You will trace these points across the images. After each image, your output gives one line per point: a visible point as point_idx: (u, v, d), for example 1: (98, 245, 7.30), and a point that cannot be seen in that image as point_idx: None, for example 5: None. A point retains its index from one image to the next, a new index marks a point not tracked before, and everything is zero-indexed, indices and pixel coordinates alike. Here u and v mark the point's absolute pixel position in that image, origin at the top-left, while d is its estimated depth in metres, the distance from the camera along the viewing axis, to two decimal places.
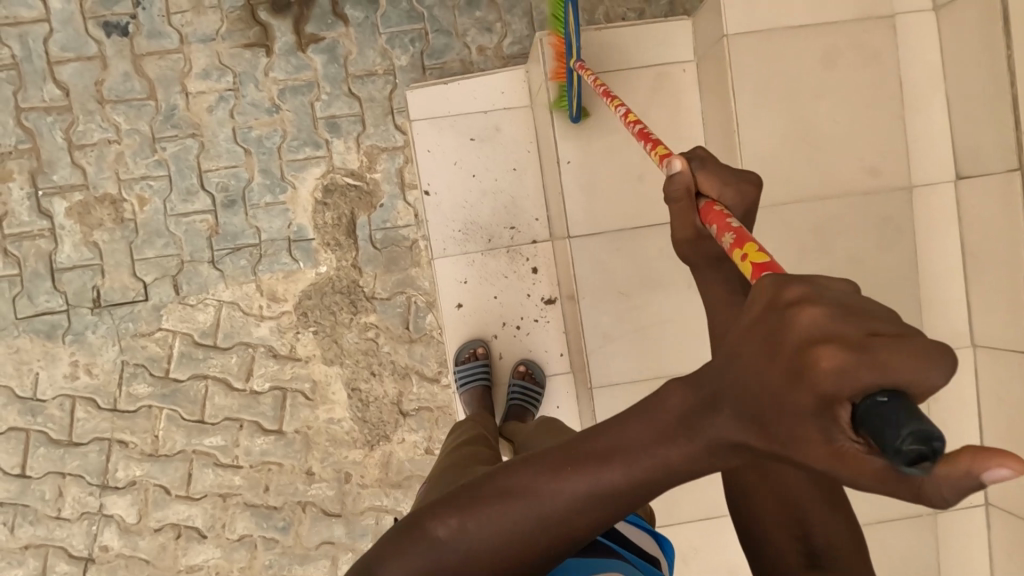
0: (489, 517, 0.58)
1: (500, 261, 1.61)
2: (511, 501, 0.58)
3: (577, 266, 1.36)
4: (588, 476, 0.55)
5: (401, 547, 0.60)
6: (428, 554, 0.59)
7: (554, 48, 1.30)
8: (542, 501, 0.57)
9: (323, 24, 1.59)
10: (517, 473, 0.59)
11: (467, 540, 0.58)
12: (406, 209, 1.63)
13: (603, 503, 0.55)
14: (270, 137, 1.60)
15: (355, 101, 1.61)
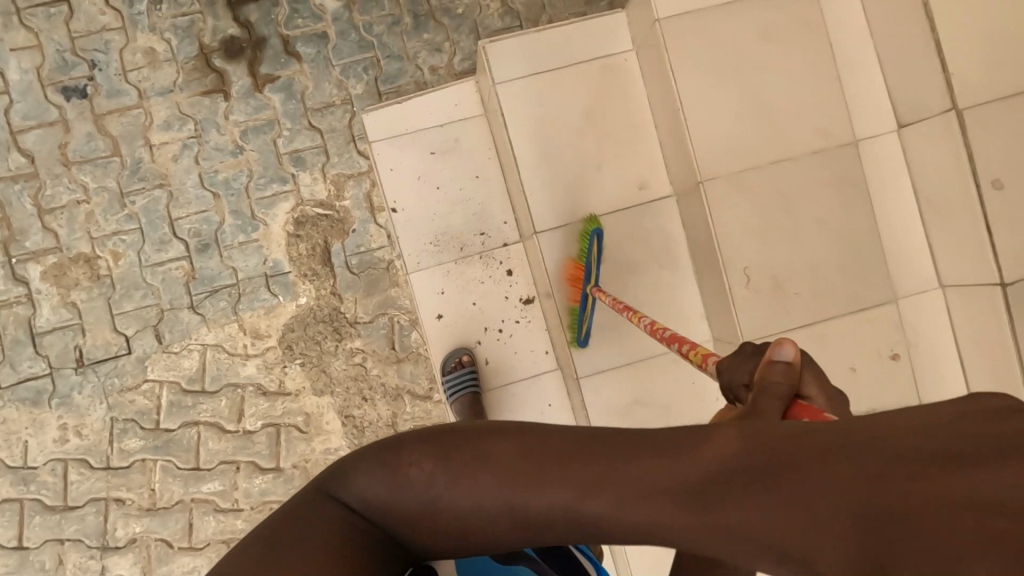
0: (464, 490, 0.69)
1: (474, 268, 1.63)
2: (509, 480, 0.69)
3: (548, 261, 1.38)
4: (601, 495, 0.66)
5: (381, 476, 0.71)
6: (412, 485, 0.71)
7: (498, 53, 1.33)
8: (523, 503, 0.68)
9: (276, 64, 1.64)
10: (534, 466, 0.69)
11: (430, 491, 0.70)
12: (378, 231, 1.66)
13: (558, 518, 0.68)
14: (236, 178, 1.63)
15: (316, 134, 1.65)
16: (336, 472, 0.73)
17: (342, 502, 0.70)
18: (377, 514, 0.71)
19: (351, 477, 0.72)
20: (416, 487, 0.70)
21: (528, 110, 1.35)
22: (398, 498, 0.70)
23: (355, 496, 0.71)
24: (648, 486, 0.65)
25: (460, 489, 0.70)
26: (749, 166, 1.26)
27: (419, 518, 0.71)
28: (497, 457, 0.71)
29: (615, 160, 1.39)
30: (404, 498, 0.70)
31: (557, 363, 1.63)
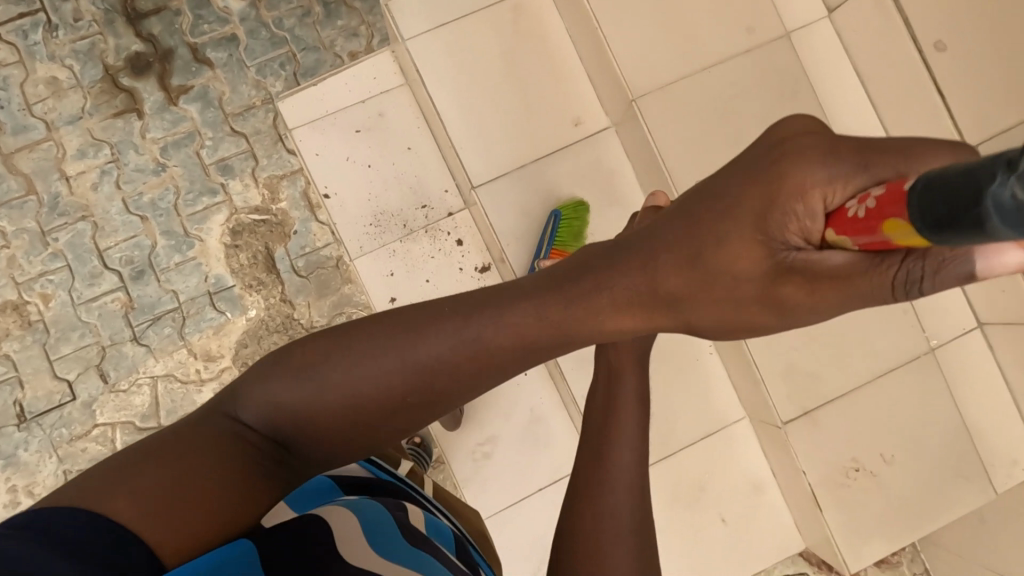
0: (366, 360, 0.69)
1: (421, 244, 1.55)
2: (402, 335, 0.71)
3: (490, 214, 1.30)
4: (481, 324, 0.72)
5: (271, 377, 0.69)
6: (307, 372, 0.69)
7: (402, 10, 1.28)
8: (429, 346, 0.71)
9: (187, 74, 1.57)
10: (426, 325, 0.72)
11: (333, 374, 0.69)
12: (321, 228, 1.57)
13: (458, 365, 0.72)
14: (163, 197, 1.54)
15: (240, 139, 1.57)
16: (232, 394, 0.70)
17: (238, 421, 0.66)
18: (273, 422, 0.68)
19: (252, 389, 0.69)
20: (319, 374, 0.68)
21: (444, 63, 1.29)
22: (306, 391, 0.68)
23: (254, 414, 0.67)
24: (543, 307, 0.74)
25: (355, 364, 0.69)
26: (680, 75, 1.24)
27: (310, 414, 0.68)
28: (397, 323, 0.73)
29: (547, 104, 1.33)
30: (308, 389, 0.68)
31: None
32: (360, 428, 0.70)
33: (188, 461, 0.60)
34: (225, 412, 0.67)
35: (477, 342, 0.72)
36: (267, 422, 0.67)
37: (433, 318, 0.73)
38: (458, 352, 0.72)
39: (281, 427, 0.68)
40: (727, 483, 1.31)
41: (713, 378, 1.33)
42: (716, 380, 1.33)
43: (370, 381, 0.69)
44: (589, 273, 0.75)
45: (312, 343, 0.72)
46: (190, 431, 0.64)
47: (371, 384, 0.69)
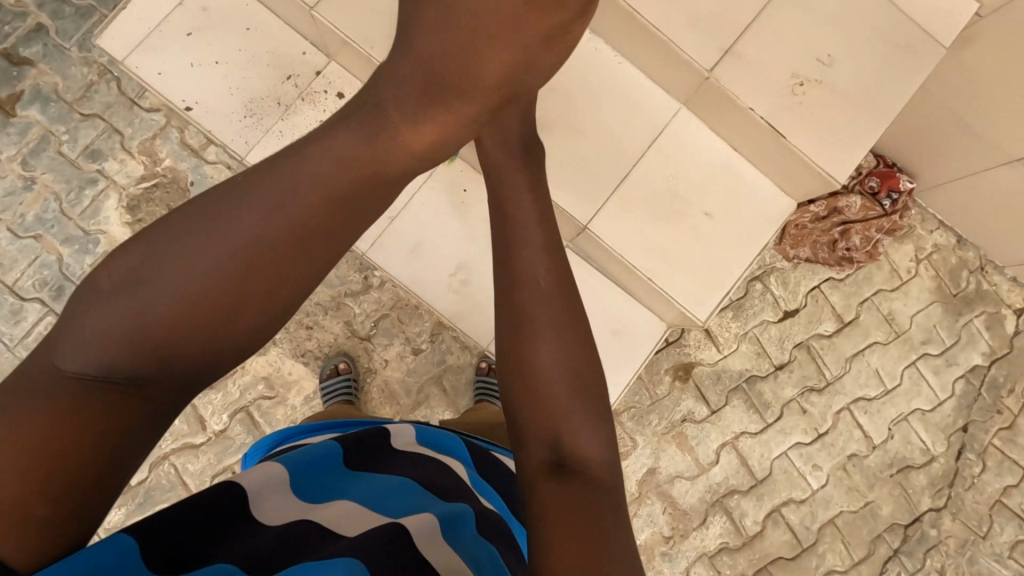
0: (178, 251, 0.56)
1: (303, 114, 1.29)
2: (198, 221, 0.57)
3: (342, 27, 1.14)
4: (279, 188, 0.58)
5: (76, 320, 0.54)
6: (113, 296, 0.55)
7: None
8: (251, 216, 0.57)
9: (11, 80, 1.47)
10: (225, 199, 0.58)
11: (134, 286, 0.55)
12: (215, 168, 1.49)
13: (301, 229, 0.58)
14: (46, 208, 1.45)
15: (95, 119, 1.48)
16: (47, 343, 0.55)
17: (73, 368, 0.52)
18: (104, 366, 0.52)
19: (57, 342, 0.54)
20: (138, 288, 0.55)
21: None
22: (124, 313, 0.54)
23: (86, 358, 0.53)
24: (341, 145, 0.60)
25: (159, 263, 0.55)
26: None
27: (137, 341, 0.53)
28: (196, 216, 0.57)
29: None
30: (129, 307, 0.54)
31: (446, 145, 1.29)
32: (195, 351, 0.56)
33: (53, 406, 0.51)
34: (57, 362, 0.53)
35: (298, 205, 0.58)
36: (94, 363, 0.52)
37: (236, 190, 0.58)
38: (278, 229, 0.57)
39: (119, 362, 0.53)
40: (698, 187, 1.15)
41: (628, 83, 1.15)
42: (632, 82, 1.15)
43: (183, 280, 0.55)
44: (382, 96, 0.62)
45: (119, 260, 0.56)
46: (30, 373, 0.53)
47: (196, 284, 0.55)
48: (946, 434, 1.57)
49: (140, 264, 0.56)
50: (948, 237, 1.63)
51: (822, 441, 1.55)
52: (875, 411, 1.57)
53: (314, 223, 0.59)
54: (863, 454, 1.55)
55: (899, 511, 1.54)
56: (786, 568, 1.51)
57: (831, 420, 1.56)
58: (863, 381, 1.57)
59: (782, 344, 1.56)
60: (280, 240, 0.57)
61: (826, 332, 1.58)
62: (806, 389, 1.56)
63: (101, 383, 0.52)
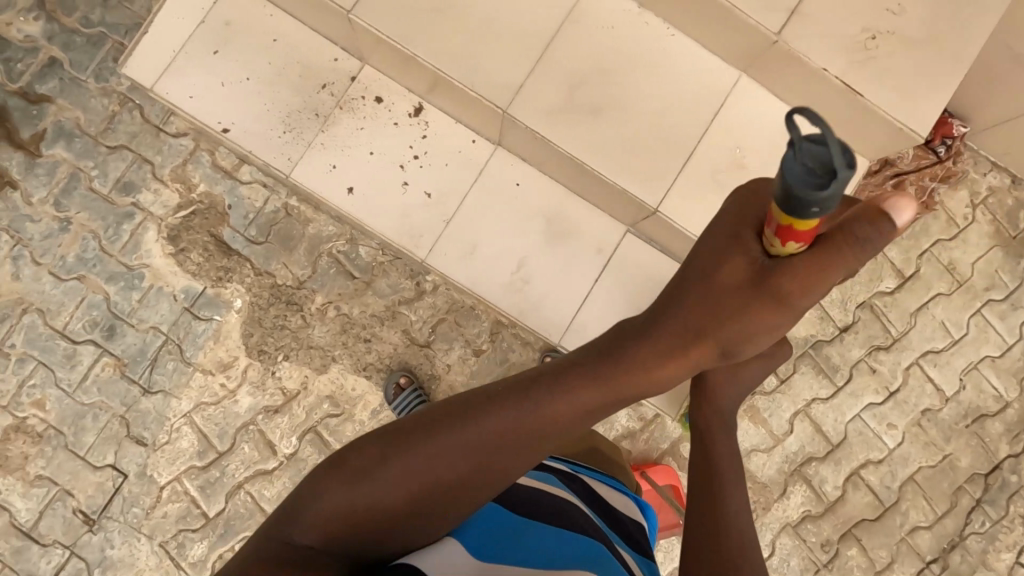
0: (428, 449, 0.63)
1: (343, 123, 1.24)
2: (452, 420, 0.64)
3: (380, 30, 1.09)
4: (537, 400, 0.65)
5: (324, 491, 0.61)
6: (359, 484, 0.61)
7: None
8: (475, 434, 0.63)
9: (33, 120, 1.43)
10: (493, 412, 0.64)
11: (376, 488, 0.61)
12: (252, 188, 1.45)
13: (515, 447, 0.65)
14: (85, 247, 1.42)
15: (123, 151, 1.44)
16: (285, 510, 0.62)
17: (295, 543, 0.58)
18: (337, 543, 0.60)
19: (300, 511, 0.61)
20: (364, 486, 0.61)
21: None
22: (361, 496, 0.61)
23: (315, 531, 0.60)
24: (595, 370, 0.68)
25: (409, 457, 0.62)
26: None
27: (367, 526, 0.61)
28: (449, 419, 0.64)
29: None
30: (354, 501, 0.61)
31: (493, 139, 1.25)
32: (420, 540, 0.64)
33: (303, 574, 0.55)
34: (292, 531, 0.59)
35: (540, 424, 0.65)
36: (321, 538, 0.59)
37: (491, 399, 0.66)
38: (523, 439, 0.65)
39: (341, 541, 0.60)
40: (765, 155, 1.10)
41: (682, 56, 1.10)
42: (686, 53, 1.10)
43: (424, 477, 0.62)
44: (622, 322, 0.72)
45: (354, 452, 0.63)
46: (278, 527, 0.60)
47: (410, 490, 0.62)
48: (1018, 378, 1.55)
49: (394, 453, 0.62)
50: (1001, 178, 1.59)
51: (894, 399, 1.53)
52: (945, 363, 1.54)
53: (513, 440, 0.64)
54: (937, 408, 1.53)
55: (978, 461, 1.53)
56: (872, 530, 1.49)
57: (901, 376, 1.53)
58: (929, 335, 1.55)
59: (844, 306, 1.54)
60: (518, 446, 0.65)
61: (888, 289, 1.55)
62: (873, 348, 1.53)
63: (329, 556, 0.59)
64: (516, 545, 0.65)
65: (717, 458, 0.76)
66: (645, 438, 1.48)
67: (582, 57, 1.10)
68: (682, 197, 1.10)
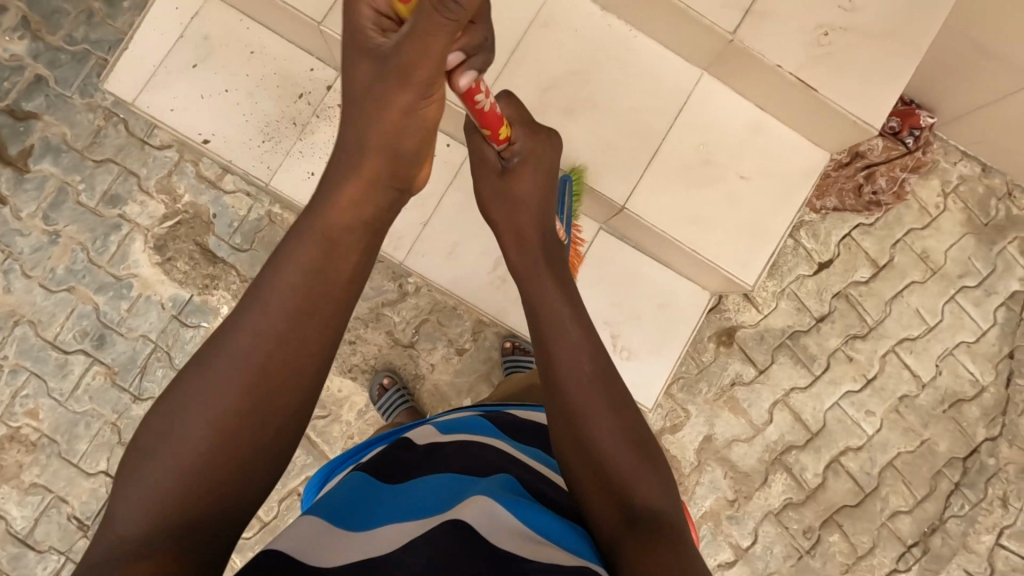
0: (194, 399, 0.56)
1: (321, 131, 1.28)
2: (208, 360, 0.58)
3: None
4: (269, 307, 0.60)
5: (117, 495, 0.53)
6: (145, 470, 0.53)
7: None
8: (229, 362, 0.58)
9: (20, 136, 1.46)
10: (234, 327, 0.59)
11: (171, 453, 0.54)
12: (235, 197, 1.49)
13: (280, 345, 0.59)
14: (74, 259, 1.45)
15: (109, 164, 1.47)
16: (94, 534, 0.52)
17: (113, 540, 0.50)
18: (158, 521, 0.51)
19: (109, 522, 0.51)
20: (159, 452, 0.54)
21: None
22: (159, 470, 0.53)
23: (130, 521, 0.51)
24: (307, 249, 0.64)
25: (181, 414, 0.56)
26: None
27: (175, 494, 0.52)
28: (201, 365, 0.58)
29: None
30: (173, 462, 0.54)
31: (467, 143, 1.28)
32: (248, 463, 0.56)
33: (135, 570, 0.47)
34: (107, 539, 0.50)
35: (269, 321, 0.59)
36: (144, 527, 0.50)
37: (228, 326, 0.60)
38: (269, 336, 0.59)
39: (169, 522, 0.51)
40: (728, 150, 1.13)
41: (646, 57, 1.13)
42: (649, 54, 1.13)
43: (209, 418, 0.55)
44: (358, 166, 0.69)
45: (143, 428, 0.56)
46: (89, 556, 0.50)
47: (228, 411, 0.56)
48: (993, 363, 1.58)
49: (165, 425, 0.55)
50: (972, 167, 1.61)
51: (872, 386, 1.55)
52: (921, 350, 1.57)
53: (280, 345, 0.59)
54: (914, 394, 1.56)
55: (956, 445, 1.55)
56: (853, 516, 1.52)
57: (879, 364, 1.56)
58: (905, 322, 1.57)
59: (820, 296, 1.56)
60: (279, 339, 0.59)
61: (862, 278, 1.57)
62: (850, 337, 1.56)
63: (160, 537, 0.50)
64: (390, 512, 0.65)
65: (565, 349, 0.76)
66: None
67: (549, 60, 1.13)
68: (650, 194, 1.13)
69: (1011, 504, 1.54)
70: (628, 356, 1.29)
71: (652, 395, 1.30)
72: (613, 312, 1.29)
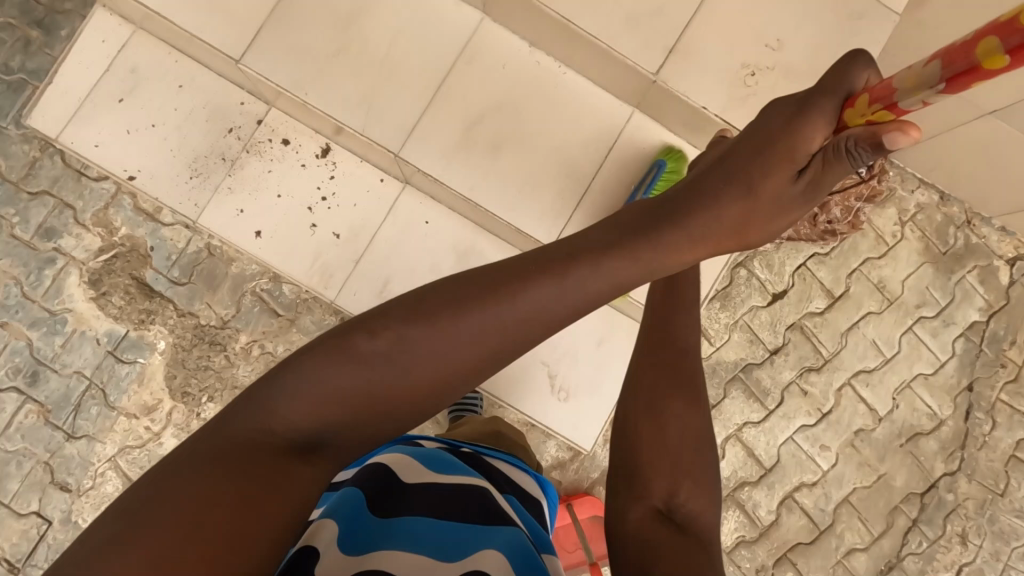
0: (423, 347, 0.61)
1: (251, 166, 1.25)
2: (459, 315, 0.62)
3: (271, 78, 1.08)
4: (531, 287, 0.64)
5: (291, 382, 0.59)
6: (353, 368, 0.60)
7: None
8: (461, 340, 0.62)
9: None
10: (472, 311, 0.63)
11: (374, 371, 0.61)
12: (174, 230, 1.46)
13: (504, 342, 0.64)
14: (8, 293, 1.42)
15: (44, 196, 1.44)
16: (261, 389, 0.59)
17: (277, 428, 0.58)
18: (316, 425, 0.60)
19: (274, 388, 0.59)
20: (377, 368, 0.61)
21: None
22: (354, 378, 0.60)
23: (300, 410, 0.59)
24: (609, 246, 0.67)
25: (407, 354, 0.61)
26: None
27: (353, 407, 0.61)
28: (455, 309, 0.63)
29: None
30: (363, 379, 0.60)
31: (401, 178, 1.25)
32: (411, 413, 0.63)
33: (213, 487, 0.52)
34: (246, 424, 0.57)
35: (509, 316, 0.63)
36: (306, 415, 0.59)
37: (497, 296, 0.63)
38: (508, 331, 0.63)
39: (320, 426, 0.60)
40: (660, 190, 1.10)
41: (575, 93, 1.10)
42: (579, 91, 1.10)
43: (419, 368, 0.61)
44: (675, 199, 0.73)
45: (428, 303, 0.63)
46: (235, 423, 0.57)
47: (436, 376, 0.62)
48: (952, 395, 1.54)
49: (397, 336, 0.62)
50: (930, 195, 1.58)
51: (828, 420, 1.52)
52: (877, 382, 1.54)
53: (510, 335, 0.63)
54: (870, 428, 1.52)
55: (914, 480, 1.51)
56: (808, 553, 1.48)
57: (834, 397, 1.52)
58: (861, 354, 1.54)
59: (774, 327, 1.53)
60: (523, 326, 0.64)
61: (817, 309, 1.54)
62: (804, 370, 1.53)
63: (285, 455, 0.57)
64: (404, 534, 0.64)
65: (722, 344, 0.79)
66: (574, 467, 1.47)
67: (475, 97, 1.10)
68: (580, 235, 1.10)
69: (969, 541, 1.50)
70: (565, 397, 1.26)
71: (590, 437, 1.26)
72: (548, 351, 1.26)
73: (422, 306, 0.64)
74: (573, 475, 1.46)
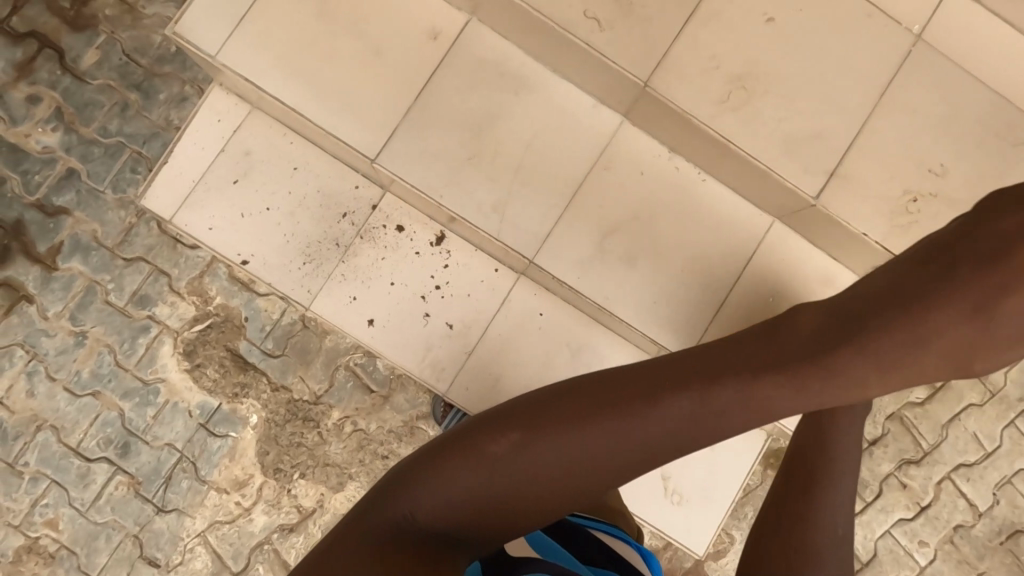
0: (546, 451, 0.60)
1: (364, 253, 1.22)
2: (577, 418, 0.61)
3: (406, 180, 1.12)
4: (646, 406, 0.60)
5: (423, 481, 0.63)
6: (477, 470, 0.62)
7: (191, 26, 1.10)
8: (581, 455, 0.60)
9: (49, 233, 1.41)
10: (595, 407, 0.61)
11: (505, 472, 0.61)
12: (268, 301, 1.43)
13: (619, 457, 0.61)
14: (101, 361, 1.40)
15: (139, 263, 1.42)
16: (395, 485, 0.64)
17: (411, 517, 0.61)
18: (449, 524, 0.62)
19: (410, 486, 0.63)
20: (500, 477, 0.61)
21: (264, 57, 1.12)
22: (475, 483, 0.61)
23: (436, 508, 0.62)
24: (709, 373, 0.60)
25: (532, 451, 0.61)
26: None
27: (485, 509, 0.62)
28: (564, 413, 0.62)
29: (392, 40, 1.13)
30: (487, 484, 0.61)
31: (516, 269, 1.22)
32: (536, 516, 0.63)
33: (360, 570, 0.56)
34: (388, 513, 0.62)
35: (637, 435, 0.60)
36: (439, 513, 0.62)
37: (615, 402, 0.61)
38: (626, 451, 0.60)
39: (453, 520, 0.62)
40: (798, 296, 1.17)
41: None
42: None
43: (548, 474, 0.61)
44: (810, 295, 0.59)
45: (541, 420, 0.62)
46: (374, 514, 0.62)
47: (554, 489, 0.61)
48: None
49: (512, 441, 0.62)
50: None
51: (926, 515, 1.48)
52: (979, 477, 1.49)
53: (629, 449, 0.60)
54: (970, 524, 1.48)
55: None
56: None
57: (933, 492, 1.48)
58: (962, 448, 1.50)
59: (874, 418, 1.49)
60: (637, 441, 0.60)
61: (918, 400, 1.50)
62: (904, 462, 1.49)
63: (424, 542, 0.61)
64: None
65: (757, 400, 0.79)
66: (667, 556, 1.42)
67: None
68: None
69: None
70: (679, 502, 1.32)
71: (702, 542, 1.32)
72: None
73: (529, 427, 0.62)
74: (667, 565, 1.41)
